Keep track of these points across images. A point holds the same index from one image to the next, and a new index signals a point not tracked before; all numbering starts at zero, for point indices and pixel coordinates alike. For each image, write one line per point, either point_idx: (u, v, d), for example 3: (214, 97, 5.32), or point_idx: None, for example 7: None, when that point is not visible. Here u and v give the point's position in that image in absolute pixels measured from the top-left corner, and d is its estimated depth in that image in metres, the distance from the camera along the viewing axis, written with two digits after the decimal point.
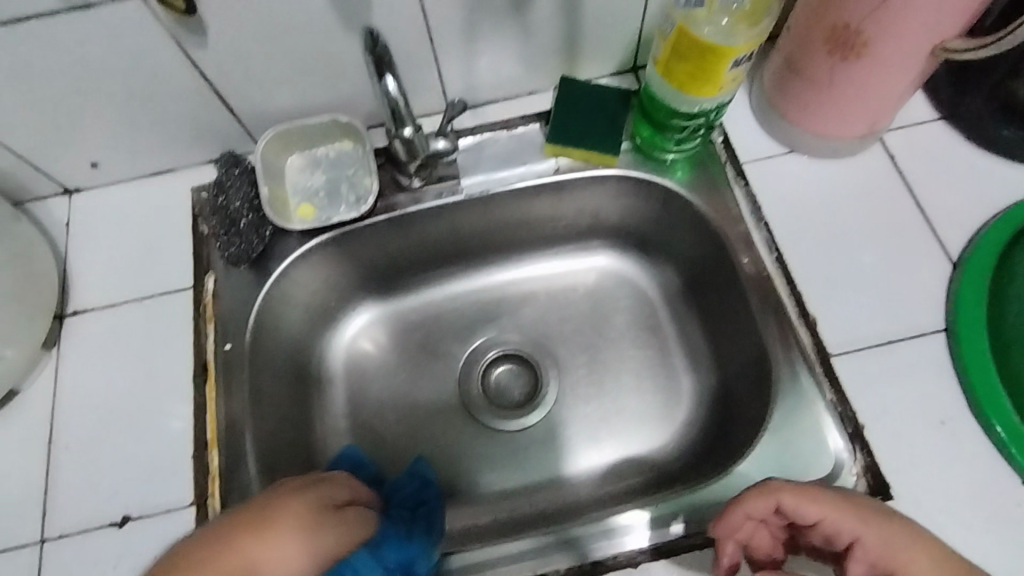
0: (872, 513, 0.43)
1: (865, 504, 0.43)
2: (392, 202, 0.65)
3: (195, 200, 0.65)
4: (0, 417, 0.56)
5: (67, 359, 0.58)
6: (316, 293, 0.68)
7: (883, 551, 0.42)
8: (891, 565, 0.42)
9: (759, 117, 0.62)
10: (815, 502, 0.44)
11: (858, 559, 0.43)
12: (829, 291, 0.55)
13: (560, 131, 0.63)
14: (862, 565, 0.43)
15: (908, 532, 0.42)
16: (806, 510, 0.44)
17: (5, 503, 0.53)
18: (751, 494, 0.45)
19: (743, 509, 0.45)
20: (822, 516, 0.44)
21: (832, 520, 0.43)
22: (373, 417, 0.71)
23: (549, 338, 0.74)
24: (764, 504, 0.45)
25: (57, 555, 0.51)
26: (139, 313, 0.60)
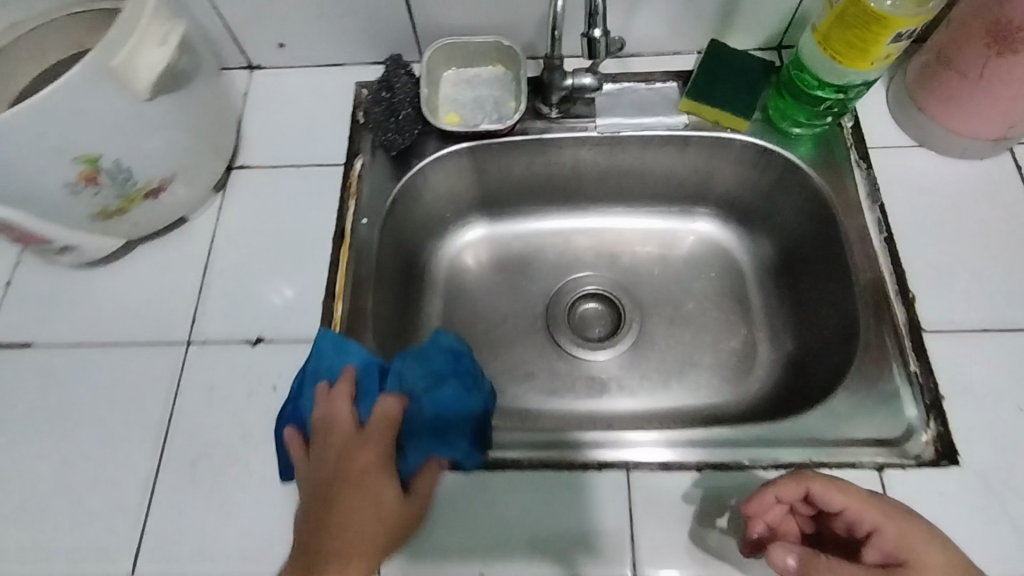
0: (892, 508, 0.45)
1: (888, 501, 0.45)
2: (529, 127, 0.71)
3: (355, 93, 0.72)
4: (169, 237, 0.64)
5: (229, 202, 0.66)
6: (442, 199, 0.75)
7: (899, 541, 0.44)
8: (905, 558, 0.44)
9: (893, 109, 0.65)
10: (844, 492, 0.45)
11: (874, 546, 0.45)
12: (932, 275, 0.58)
13: (699, 89, 0.67)
14: (877, 552, 0.45)
15: (921, 527, 0.45)
16: (834, 497, 0.45)
17: (163, 307, 0.61)
18: (782, 481, 0.46)
19: (774, 492, 0.46)
20: (846, 506, 0.46)
21: (856, 509, 0.45)
22: (464, 322, 0.77)
23: (639, 288, 0.79)
24: (794, 490, 0.46)
25: (198, 357, 0.59)
26: (294, 176, 0.68)
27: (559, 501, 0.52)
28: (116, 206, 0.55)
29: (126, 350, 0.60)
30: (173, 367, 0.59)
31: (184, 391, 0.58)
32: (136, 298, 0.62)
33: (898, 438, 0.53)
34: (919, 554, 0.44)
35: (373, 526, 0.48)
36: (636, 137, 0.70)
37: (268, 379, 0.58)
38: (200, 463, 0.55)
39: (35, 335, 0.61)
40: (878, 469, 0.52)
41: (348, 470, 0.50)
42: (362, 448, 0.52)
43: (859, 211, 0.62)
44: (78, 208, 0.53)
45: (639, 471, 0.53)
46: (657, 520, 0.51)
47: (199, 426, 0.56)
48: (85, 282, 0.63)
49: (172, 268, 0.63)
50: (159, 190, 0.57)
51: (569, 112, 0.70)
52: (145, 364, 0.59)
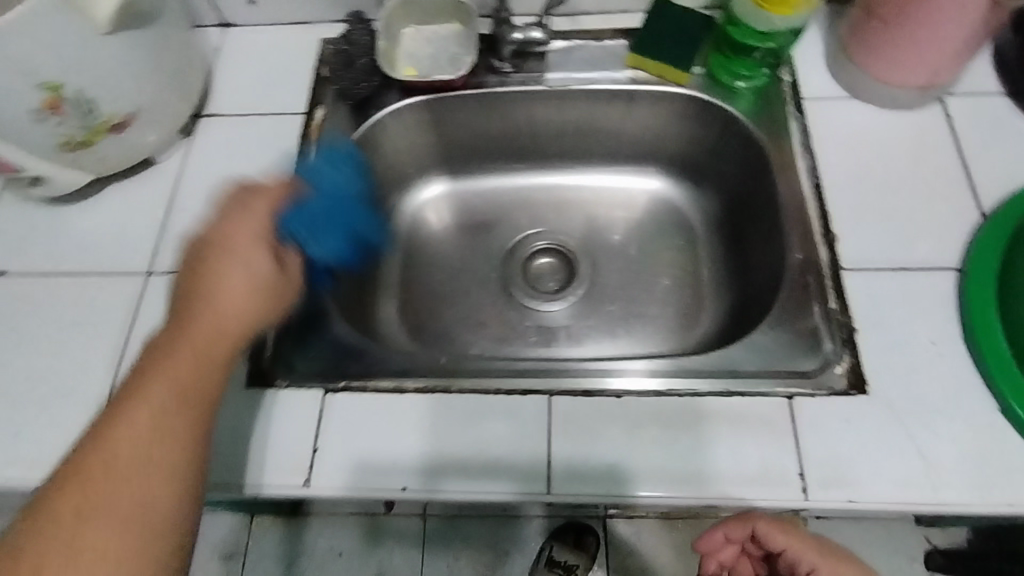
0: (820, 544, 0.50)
1: (807, 531, 0.50)
2: (483, 81, 0.74)
3: (321, 49, 0.76)
4: (139, 179, 0.69)
5: (196, 148, 0.70)
6: (402, 152, 0.78)
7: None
8: None
9: (828, 62, 0.67)
10: (785, 535, 0.49)
11: None
12: (855, 219, 0.60)
13: (644, 43, 0.70)
14: None
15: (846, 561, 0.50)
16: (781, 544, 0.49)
17: (130, 242, 0.65)
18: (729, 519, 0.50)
19: (723, 532, 0.51)
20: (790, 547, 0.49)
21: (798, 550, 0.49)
22: (423, 272, 0.80)
23: (593, 243, 0.82)
24: (741, 531, 0.50)
25: (159, 286, 0.63)
26: (257, 125, 0.71)
27: (482, 423, 0.54)
28: (82, 137, 0.59)
29: (92, 279, 0.64)
30: (134, 294, 0.63)
31: (143, 315, 0.61)
32: (105, 233, 0.66)
33: (815, 370, 0.55)
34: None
35: (197, 367, 0.44)
36: (584, 91, 0.73)
37: None
38: None
39: (10, 265, 0.65)
40: (788, 398, 0.53)
41: (224, 240, 0.48)
42: (241, 218, 0.50)
43: (791, 161, 0.65)
44: (45, 136, 0.57)
45: (561, 397, 0.54)
46: (573, 441, 0.53)
47: None
48: (59, 218, 0.67)
49: (139, 207, 0.67)
50: (123, 127, 0.62)
51: (521, 67, 0.74)
52: (109, 291, 0.63)
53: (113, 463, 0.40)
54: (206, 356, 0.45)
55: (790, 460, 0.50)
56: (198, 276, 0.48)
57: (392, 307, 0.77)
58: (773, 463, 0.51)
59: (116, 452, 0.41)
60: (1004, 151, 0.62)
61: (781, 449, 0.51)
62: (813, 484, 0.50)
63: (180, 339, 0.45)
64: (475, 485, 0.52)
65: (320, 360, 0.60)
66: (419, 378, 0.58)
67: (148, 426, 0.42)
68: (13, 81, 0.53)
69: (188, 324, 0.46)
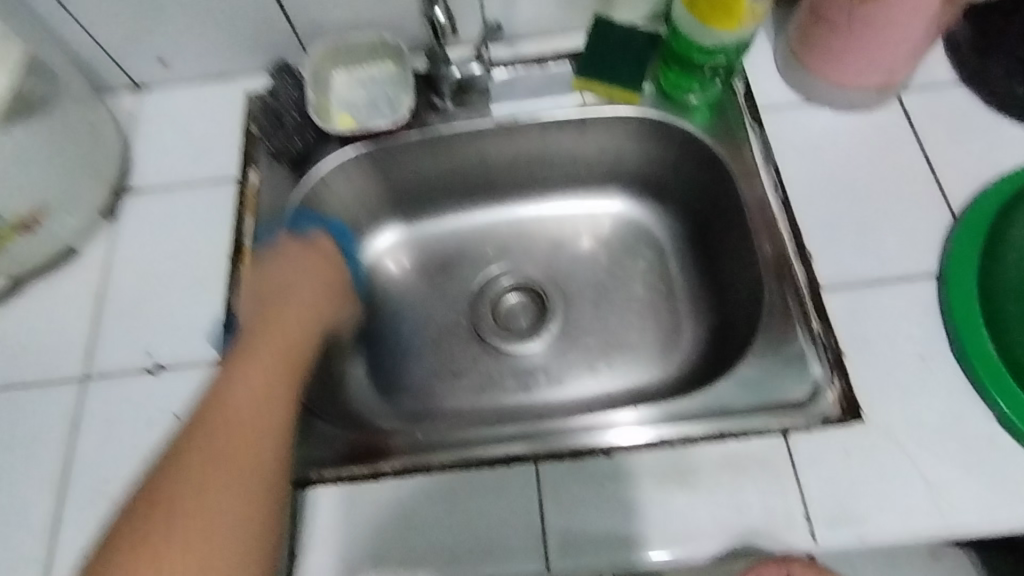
0: None
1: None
2: (425, 122, 0.69)
3: (247, 104, 0.70)
4: (62, 270, 0.62)
5: (122, 228, 0.64)
6: (349, 204, 0.74)
7: None
8: None
9: (780, 68, 0.65)
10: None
11: None
12: (827, 232, 0.58)
13: (589, 66, 0.67)
14: None
15: None
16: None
17: (59, 343, 0.60)
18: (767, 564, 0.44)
19: None
20: None
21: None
22: (388, 326, 0.76)
23: (562, 273, 0.78)
24: None
25: (97, 390, 0.57)
26: (188, 195, 0.66)
27: (469, 504, 0.50)
28: None
29: (20, 391, 0.58)
30: (70, 402, 0.57)
31: (82, 426, 0.56)
32: (29, 335, 0.60)
33: (807, 400, 0.53)
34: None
35: (253, 405, 0.52)
36: (534, 122, 0.69)
37: (168, 406, 0.56)
38: (102, 498, 0.53)
39: None
40: (785, 434, 0.51)
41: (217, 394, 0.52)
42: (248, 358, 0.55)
43: (755, 175, 0.62)
44: None
45: (548, 463, 0.51)
46: (568, 512, 0.49)
47: (99, 459, 0.54)
48: None
49: (65, 302, 0.61)
50: (34, 225, 0.57)
51: (463, 103, 0.69)
52: (41, 403, 0.57)
53: (225, 491, 0.47)
54: (226, 427, 0.50)
55: (794, 502, 0.48)
56: (231, 360, 0.56)
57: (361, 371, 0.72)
58: (776, 507, 0.48)
59: (192, 462, 0.48)
60: (967, 144, 0.60)
61: (784, 493, 0.48)
62: (820, 525, 0.47)
63: (202, 421, 0.50)
64: (469, 574, 0.48)
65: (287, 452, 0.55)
66: (396, 458, 0.54)
67: (227, 473, 0.48)
68: None
69: (205, 409, 0.51)
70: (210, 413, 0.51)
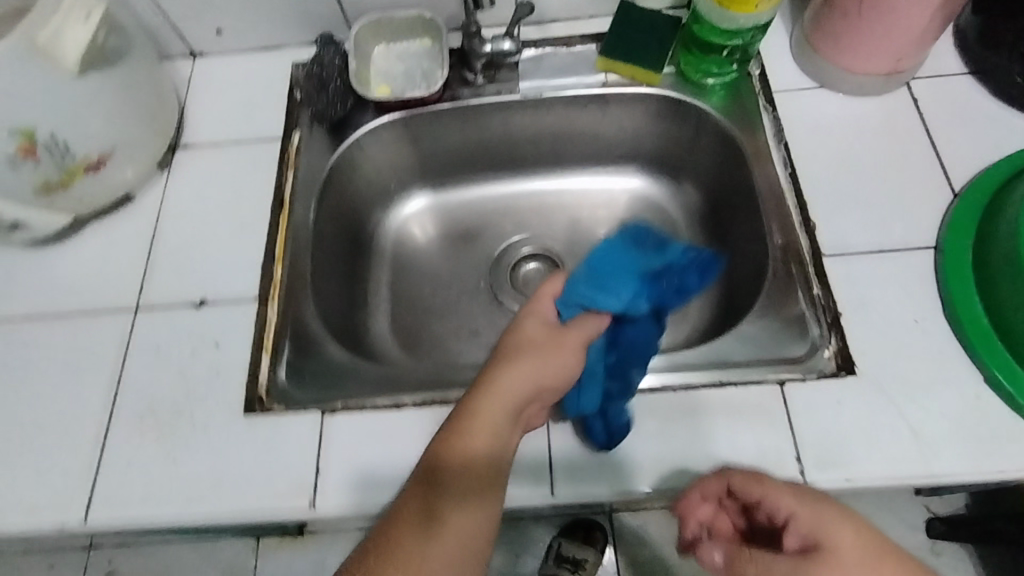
0: (813, 494, 0.44)
1: (821, 498, 0.44)
2: (457, 94, 0.74)
3: (293, 73, 0.76)
4: (120, 214, 0.68)
5: (174, 179, 0.70)
6: (382, 170, 0.79)
7: (811, 525, 0.43)
8: (818, 539, 0.43)
9: (795, 54, 0.69)
10: (759, 484, 0.46)
11: (792, 532, 0.44)
12: (832, 205, 0.61)
13: (614, 47, 0.71)
14: (795, 539, 0.44)
15: (835, 509, 0.43)
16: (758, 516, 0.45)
17: (114, 278, 0.65)
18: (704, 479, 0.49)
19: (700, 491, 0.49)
20: (791, 511, 0.44)
21: (772, 496, 0.45)
22: (412, 287, 0.81)
23: (579, 245, 0.82)
24: (716, 486, 0.49)
25: (147, 321, 0.62)
26: (236, 152, 0.71)
27: None
28: (58, 179, 0.58)
29: (78, 320, 0.63)
30: (122, 330, 0.62)
31: (133, 352, 0.61)
32: (88, 271, 0.65)
33: (804, 356, 0.56)
34: (833, 534, 0.42)
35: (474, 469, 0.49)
36: (558, 98, 0.74)
37: (211, 337, 0.61)
38: (148, 416, 0.58)
39: None
40: (780, 383, 0.54)
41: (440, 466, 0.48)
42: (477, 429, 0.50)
43: (766, 152, 0.66)
44: (20, 180, 0.56)
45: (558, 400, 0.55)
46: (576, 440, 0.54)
47: (146, 381, 0.59)
48: (39, 260, 0.66)
49: (121, 243, 0.67)
50: (99, 166, 0.61)
51: (494, 77, 0.74)
52: (96, 331, 0.62)
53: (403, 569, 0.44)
54: (462, 490, 0.48)
55: (785, 442, 0.52)
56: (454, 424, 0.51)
57: (385, 325, 0.77)
58: (770, 445, 0.52)
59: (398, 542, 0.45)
60: (971, 129, 0.63)
61: (776, 437, 0.52)
62: (810, 466, 0.51)
63: (424, 483, 0.48)
64: None
65: (318, 383, 0.60)
66: (417, 393, 0.58)
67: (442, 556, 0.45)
68: None
69: (439, 451, 0.49)
70: (465, 468, 0.48)
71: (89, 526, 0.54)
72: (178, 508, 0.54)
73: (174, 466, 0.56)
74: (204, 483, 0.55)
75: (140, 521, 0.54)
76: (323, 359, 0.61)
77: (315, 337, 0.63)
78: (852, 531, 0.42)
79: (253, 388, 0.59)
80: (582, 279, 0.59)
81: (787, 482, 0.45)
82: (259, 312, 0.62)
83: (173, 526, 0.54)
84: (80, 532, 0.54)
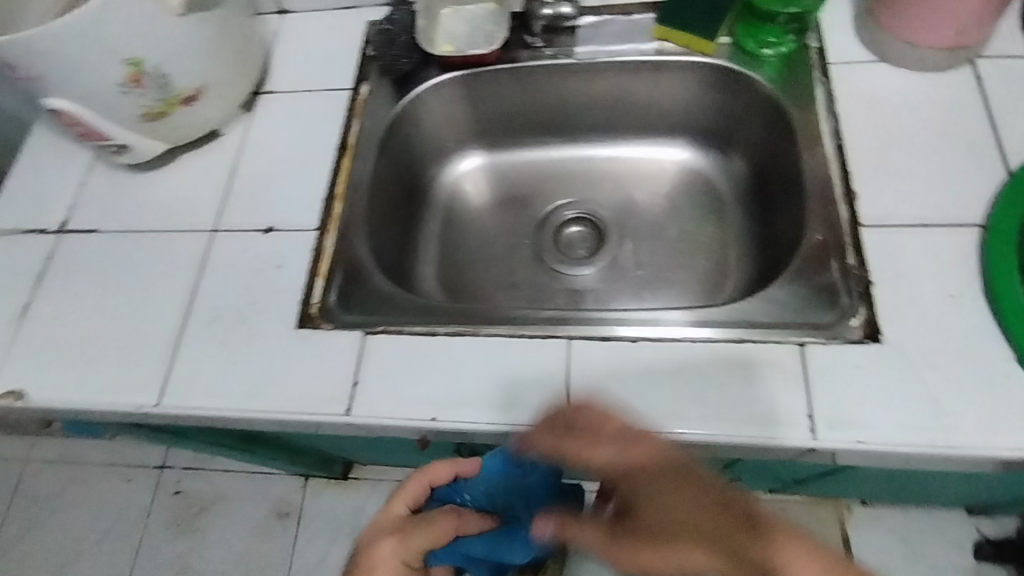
0: (698, 502, 0.41)
1: (690, 488, 0.42)
2: (516, 56, 0.78)
3: (366, 32, 0.82)
4: (208, 149, 0.76)
5: (255, 121, 0.77)
6: (442, 126, 0.84)
7: (648, 524, 0.43)
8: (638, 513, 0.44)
9: (856, 28, 0.68)
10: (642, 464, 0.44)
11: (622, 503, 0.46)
12: (877, 177, 0.61)
13: (671, 16, 0.73)
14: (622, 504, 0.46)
15: (695, 500, 0.41)
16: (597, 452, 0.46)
17: (199, 203, 0.73)
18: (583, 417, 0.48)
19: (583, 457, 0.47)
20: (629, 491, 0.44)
21: (593, 460, 0.46)
22: (461, 239, 0.86)
23: (623, 212, 0.85)
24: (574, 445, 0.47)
25: (223, 241, 0.70)
26: (311, 100, 0.78)
27: (506, 362, 0.59)
28: (159, 108, 0.67)
29: (167, 237, 0.72)
30: (201, 248, 0.70)
31: (209, 267, 0.69)
32: (178, 196, 0.74)
33: (830, 323, 0.57)
34: (646, 515, 0.43)
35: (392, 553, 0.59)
36: (612, 63, 0.76)
37: (274, 260, 0.68)
38: (217, 322, 0.65)
39: (99, 224, 0.74)
40: (801, 345, 0.55)
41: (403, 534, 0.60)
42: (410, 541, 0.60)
43: (816, 124, 0.66)
44: (128, 105, 0.65)
45: (579, 340, 0.58)
46: (591, 382, 0.56)
47: (217, 293, 0.67)
48: (140, 184, 0.76)
49: (207, 174, 0.75)
50: (193, 99, 0.69)
51: (552, 41, 0.78)
52: (181, 247, 0.71)
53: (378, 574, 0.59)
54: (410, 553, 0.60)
55: (798, 402, 0.53)
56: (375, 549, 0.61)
57: (432, 271, 0.82)
58: (782, 403, 0.53)
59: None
60: None
61: (791, 393, 0.53)
62: (821, 425, 0.52)
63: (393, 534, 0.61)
64: (498, 418, 0.56)
65: (364, 309, 0.66)
66: (451, 324, 0.63)
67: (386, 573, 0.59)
68: (101, 54, 0.60)
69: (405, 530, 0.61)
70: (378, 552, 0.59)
71: (161, 408, 0.63)
72: (235, 402, 0.61)
73: (235, 366, 0.63)
74: (258, 383, 0.62)
75: (203, 409, 0.62)
76: (370, 288, 0.67)
77: (365, 269, 0.68)
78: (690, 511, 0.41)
79: (306, 306, 0.65)
80: (478, 544, 0.62)
81: (681, 480, 0.42)
82: (317, 241, 0.69)
83: (230, 416, 0.61)
84: (154, 413, 0.63)
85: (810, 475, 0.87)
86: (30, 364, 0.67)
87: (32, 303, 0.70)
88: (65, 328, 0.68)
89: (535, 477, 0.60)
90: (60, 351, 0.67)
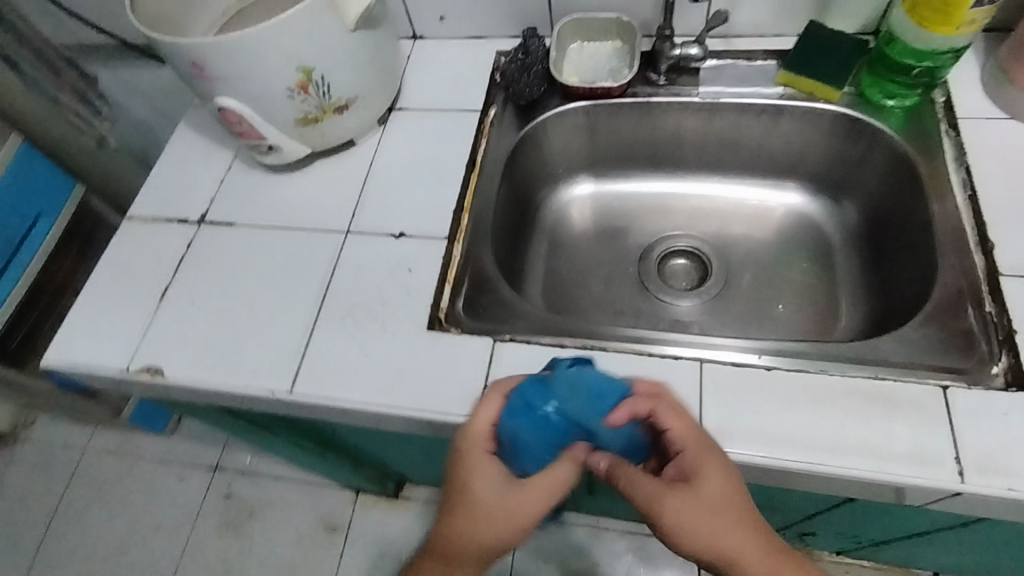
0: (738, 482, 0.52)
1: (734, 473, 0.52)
2: (638, 92, 0.81)
3: (494, 60, 0.86)
4: (343, 156, 0.81)
5: (389, 134, 0.82)
6: (557, 153, 0.87)
7: (696, 489, 0.51)
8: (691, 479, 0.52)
9: (984, 85, 0.70)
10: (700, 441, 0.53)
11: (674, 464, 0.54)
12: (1015, 230, 0.62)
13: (799, 62, 0.75)
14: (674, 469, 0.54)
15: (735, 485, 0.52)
16: (667, 417, 0.54)
17: (332, 206, 0.77)
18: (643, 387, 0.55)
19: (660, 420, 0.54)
20: (689, 461, 0.53)
21: (672, 430, 0.54)
22: (565, 263, 0.88)
23: (728, 249, 0.86)
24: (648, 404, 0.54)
25: (355, 242, 0.73)
26: (441, 118, 0.82)
27: (637, 379, 0.60)
28: (314, 114, 0.72)
29: (301, 234, 0.75)
30: (334, 247, 0.74)
31: (341, 266, 0.72)
32: (312, 198, 0.78)
33: (969, 368, 0.57)
34: (704, 482, 0.51)
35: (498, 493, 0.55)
36: (734, 104, 0.79)
37: (405, 263, 0.71)
38: (349, 318, 0.68)
39: (236, 218, 0.79)
40: (942, 387, 0.55)
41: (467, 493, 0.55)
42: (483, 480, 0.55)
43: (945, 174, 0.67)
44: (289, 110, 0.70)
45: (711, 363, 0.59)
46: (726, 406, 0.57)
47: (349, 291, 0.70)
48: (275, 185, 0.80)
49: (341, 179, 0.79)
50: (344, 109, 0.74)
51: (675, 80, 0.81)
52: (314, 244, 0.74)
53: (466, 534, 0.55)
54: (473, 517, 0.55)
55: (944, 443, 0.53)
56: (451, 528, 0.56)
57: (537, 290, 0.84)
58: (927, 443, 0.53)
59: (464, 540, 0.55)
60: None
61: (935, 434, 0.53)
62: (969, 468, 0.51)
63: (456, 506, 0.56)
64: None
65: (490, 317, 0.68)
66: (577, 338, 0.64)
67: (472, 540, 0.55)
68: (280, 61, 0.65)
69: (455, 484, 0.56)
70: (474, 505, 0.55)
71: (293, 395, 0.65)
72: (366, 395, 0.63)
73: (365, 361, 0.65)
74: (388, 379, 0.64)
75: (334, 399, 0.64)
76: (496, 299, 0.70)
77: (491, 280, 0.71)
78: (729, 483, 0.51)
79: (436, 310, 0.67)
80: (539, 449, 0.53)
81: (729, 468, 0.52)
82: (447, 250, 0.72)
83: (360, 409, 0.63)
84: (285, 399, 0.65)
85: (891, 530, 0.84)
86: (167, 344, 0.70)
87: (171, 287, 0.74)
88: (201, 312, 0.72)
89: (607, 441, 0.54)
90: (197, 334, 0.70)
